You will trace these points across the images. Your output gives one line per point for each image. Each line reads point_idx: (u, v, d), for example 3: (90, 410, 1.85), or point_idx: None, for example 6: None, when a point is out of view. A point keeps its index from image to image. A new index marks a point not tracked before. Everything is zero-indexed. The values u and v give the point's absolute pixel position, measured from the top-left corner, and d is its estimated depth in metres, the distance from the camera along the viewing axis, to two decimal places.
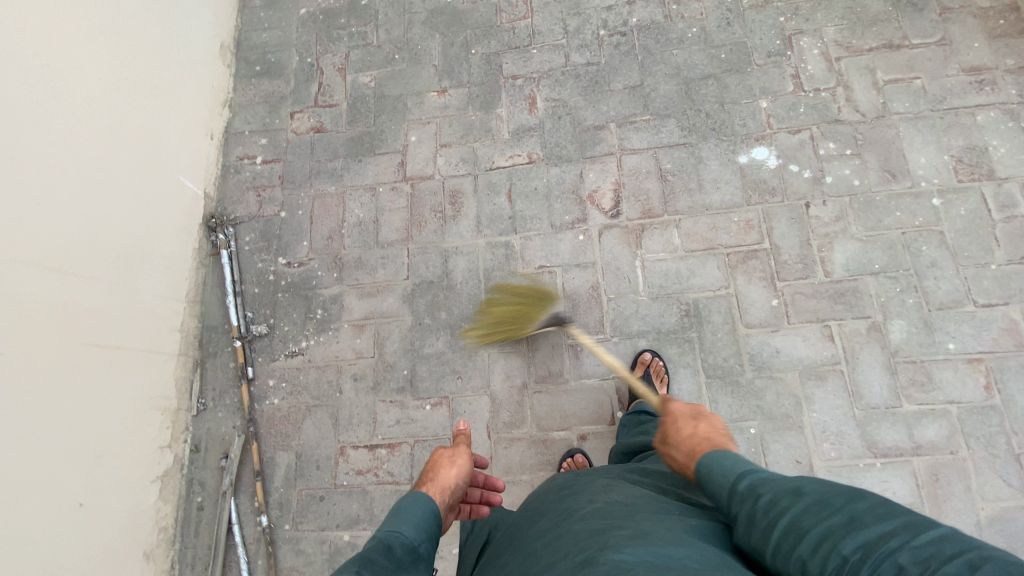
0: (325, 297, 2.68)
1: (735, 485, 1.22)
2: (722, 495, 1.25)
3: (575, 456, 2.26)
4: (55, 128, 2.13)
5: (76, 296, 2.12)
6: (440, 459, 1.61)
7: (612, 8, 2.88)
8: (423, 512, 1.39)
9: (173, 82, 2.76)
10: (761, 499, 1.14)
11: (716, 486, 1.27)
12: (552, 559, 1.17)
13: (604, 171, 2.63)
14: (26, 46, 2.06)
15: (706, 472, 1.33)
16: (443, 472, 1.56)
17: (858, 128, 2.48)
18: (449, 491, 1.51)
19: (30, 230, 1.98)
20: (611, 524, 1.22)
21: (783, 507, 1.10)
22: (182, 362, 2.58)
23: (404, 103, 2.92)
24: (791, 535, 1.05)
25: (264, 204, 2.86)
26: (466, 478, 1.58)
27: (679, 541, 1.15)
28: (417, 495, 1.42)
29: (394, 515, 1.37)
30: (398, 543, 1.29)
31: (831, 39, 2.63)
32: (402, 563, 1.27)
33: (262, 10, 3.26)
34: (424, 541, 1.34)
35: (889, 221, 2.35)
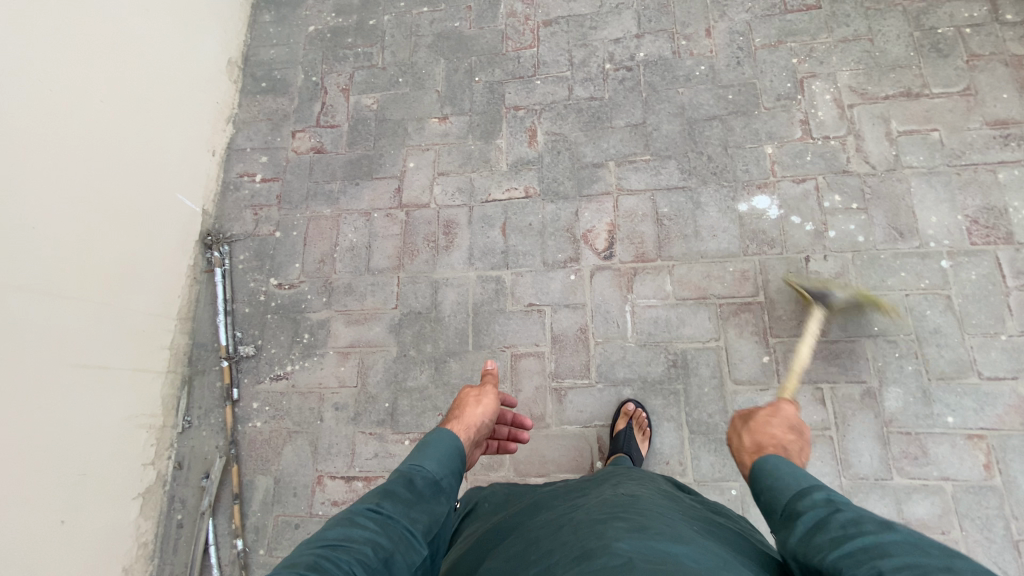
0: (313, 321, 2.67)
1: (813, 491, 1.17)
2: (788, 496, 1.21)
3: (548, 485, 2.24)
4: (54, 149, 2.16)
5: (66, 316, 2.15)
6: (467, 400, 1.68)
7: (620, 41, 2.82)
8: (447, 447, 1.45)
9: (178, 99, 2.78)
10: (843, 513, 1.09)
11: (786, 486, 1.23)
12: (551, 547, 1.22)
13: (600, 211, 2.57)
14: (28, 70, 2.09)
15: (772, 472, 1.29)
16: (469, 412, 1.63)
17: (866, 181, 2.39)
18: (473, 428, 1.59)
19: (22, 252, 2.01)
20: (611, 515, 1.28)
21: (868, 529, 1.04)
22: (170, 379, 2.59)
23: (405, 128, 2.90)
24: (870, 553, 0.99)
25: (261, 223, 2.87)
26: (489, 418, 1.66)
27: (675, 539, 1.19)
28: (443, 432, 1.49)
29: (420, 448, 1.44)
30: (422, 476, 1.36)
31: (844, 85, 2.53)
32: (425, 494, 1.34)
33: (271, 25, 3.28)
34: (447, 475, 1.41)
35: (893, 281, 2.25)
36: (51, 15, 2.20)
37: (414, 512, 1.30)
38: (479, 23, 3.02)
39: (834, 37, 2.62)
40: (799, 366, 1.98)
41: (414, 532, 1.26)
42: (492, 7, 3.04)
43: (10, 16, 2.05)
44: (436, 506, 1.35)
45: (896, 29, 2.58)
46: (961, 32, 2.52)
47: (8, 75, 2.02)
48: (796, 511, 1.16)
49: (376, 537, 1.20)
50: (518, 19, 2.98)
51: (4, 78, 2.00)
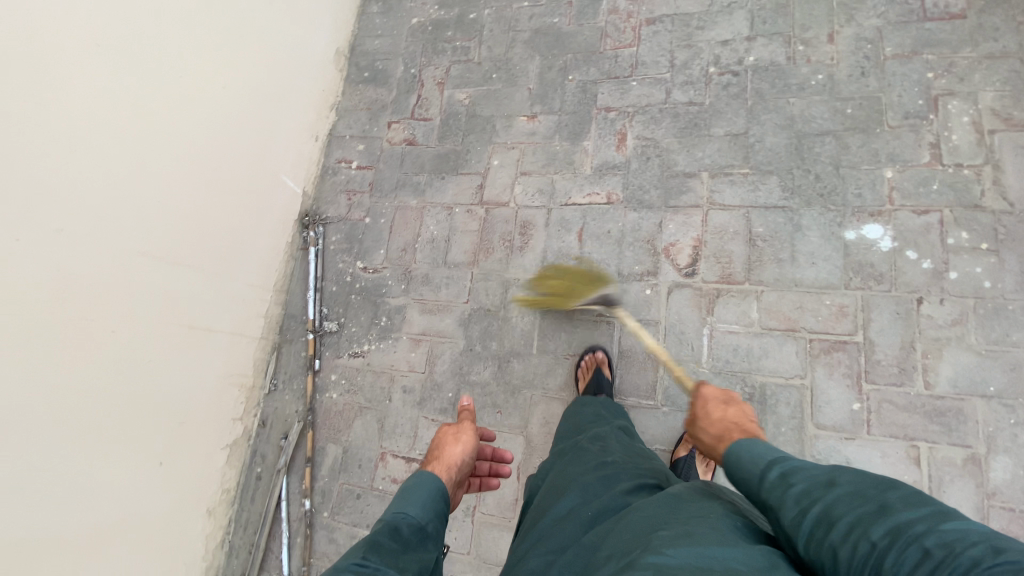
0: (391, 306, 2.81)
1: (765, 472, 1.27)
2: (752, 483, 1.31)
3: (596, 352, 2.35)
4: (182, 133, 2.42)
5: (180, 283, 2.42)
6: (446, 439, 1.76)
7: (728, 43, 2.64)
8: (429, 492, 1.52)
9: (289, 87, 2.99)
10: (793, 485, 1.18)
11: (746, 473, 1.34)
12: (598, 563, 1.28)
13: (686, 225, 2.45)
14: (165, 62, 2.35)
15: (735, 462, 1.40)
16: (448, 451, 1.70)
17: (1003, 218, 2.08)
18: (454, 468, 1.66)
19: (148, 224, 2.29)
20: (653, 524, 1.28)
21: (816, 494, 1.12)
22: (262, 344, 2.85)
23: (494, 124, 2.93)
24: (821, 524, 1.06)
25: (353, 207, 3.05)
26: (469, 454, 1.72)
27: (722, 540, 1.17)
28: (424, 476, 1.56)
29: (403, 495, 1.51)
30: (407, 523, 1.43)
31: (987, 106, 2.21)
32: (411, 541, 1.40)
33: (378, 16, 3.42)
34: (432, 519, 1.48)
35: (1021, 337, 1.96)
36: (187, 10, 2.44)
37: (402, 561, 1.34)
38: (579, 19, 2.95)
39: (986, 47, 2.28)
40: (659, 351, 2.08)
41: None
42: (593, 4, 2.95)
43: (153, 12, 2.30)
44: (423, 552, 1.42)
45: None
46: None
47: (149, 68, 2.28)
48: (763, 499, 1.24)
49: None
50: (619, 16, 2.87)
51: (145, 70, 2.27)
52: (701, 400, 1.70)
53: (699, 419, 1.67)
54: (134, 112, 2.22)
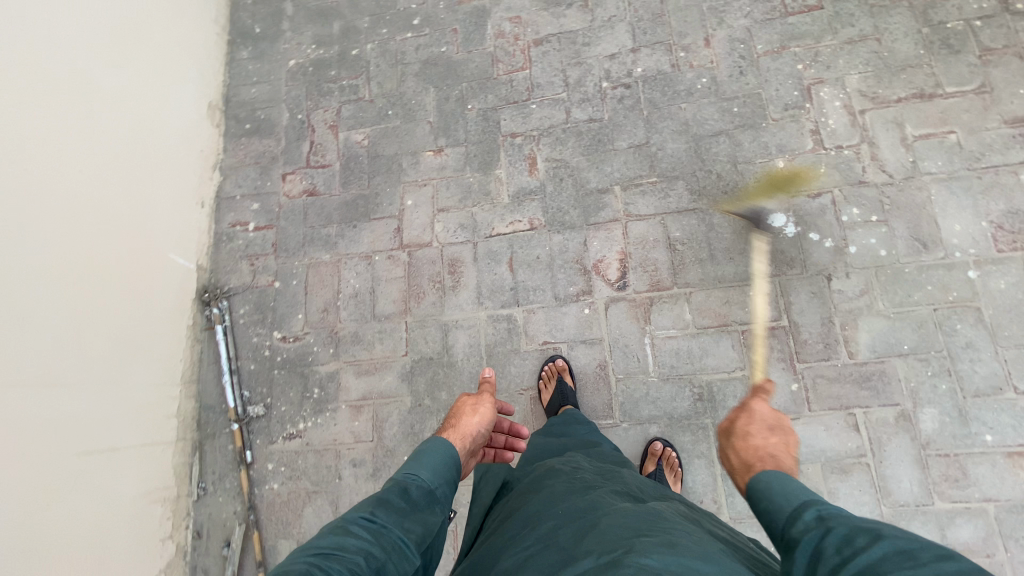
0: (322, 374, 2.58)
1: (803, 511, 1.09)
2: (782, 519, 1.12)
3: (556, 360, 2.35)
4: (38, 231, 2.06)
5: (68, 405, 2.06)
6: (463, 410, 1.75)
7: (615, 57, 2.70)
8: (441, 456, 1.50)
9: (161, 155, 2.67)
10: (834, 531, 1.01)
11: (778, 508, 1.15)
12: (576, 555, 1.23)
13: (609, 240, 2.48)
14: (9, 152, 1.99)
15: (763, 495, 1.20)
16: (465, 421, 1.69)
17: (884, 191, 2.30)
18: (468, 437, 1.64)
19: (18, 348, 1.92)
20: (636, 528, 1.28)
21: (860, 546, 0.95)
22: (180, 447, 2.51)
23: (400, 163, 2.79)
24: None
25: (259, 273, 2.77)
26: (486, 426, 1.71)
27: (703, 556, 1.19)
28: (437, 441, 1.54)
29: (415, 458, 1.49)
30: (416, 486, 1.42)
31: (854, 89, 2.43)
32: (419, 503, 1.39)
33: (249, 62, 3.15)
34: (442, 484, 1.45)
35: (920, 296, 2.18)
36: (20, 87, 2.07)
37: (408, 522, 1.34)
38: (467, 46, 2.89)
39: (839, 38, 2.51)
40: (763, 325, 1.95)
41: (407, 542, 1.29)
42: (478, 29, 2.91)
43: None
44: (430, 515, 1.38)
45: (904, 26, 2.47)
46: (971, 26, 2.41)
47: None
48: (791, 538, 1.08)
49: (369, 546, 1.23)
50: (507, 39, 2.85)
51: None
52: (748, 415, 1.42)
53: (734, 435, 1.39)
54: None
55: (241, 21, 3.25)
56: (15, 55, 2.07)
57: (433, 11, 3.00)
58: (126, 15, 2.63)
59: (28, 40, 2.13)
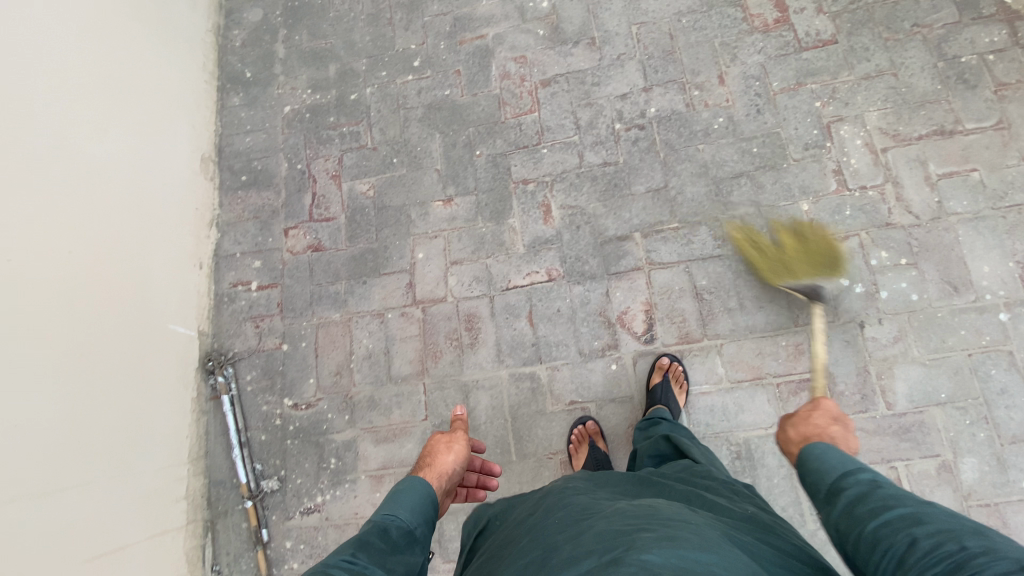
0: (337, 443, 2.46)
1: (858, 471, 1.26)
2: (834, 476, 1.29)
3: (587, 423, 2.27)
4: (17, 325, 1.89)
5: (70, 510, 1.92)
6: (437, 448, 1.75)
7: (627, 97, 2.62)
8: (418, 496, 1.50)
9: (150, 222, 2.52)
10: (886, 489, 1.18)
11: (829, 469, 1.31)
12: (576, 555, 1.19)
13: (633, 290, 2.40)
14: None
15: (819, 459, 1.36)
16: (440, 459, 1.69)
17: (912, 233, 2.25)
18: (445, 476, 1.65)
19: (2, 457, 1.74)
20: (634, 525, 1.23)
21: (906, 502, 1.12)
22: (192, 530, 2.37)
23: (408, 214, 2.68)
24: (905, 518, 1.08)
25: (265, 336, 2.64)
26: (460, 464, 1.72)
27: (703, 546, 1.14)
28: (416, 480, 1.55)
29: (392, 498, 1.48)
30: (396, 526, 1.40)
31: (874, 126, 2.38)
32: (399, 545, 1.37)
33: (242, 109, 3.01)
34: (421, 523, 1.45)
35: (953, 342, 2.13)
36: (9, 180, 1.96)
37: (389, 562, 1.31)
38: (471, 89, 2.79)
39: (856, 74, 2.46)
40: (818, 364, 2.02)
41: None
42: (481, 70, 2.80)
43: None
44: (411, 556, 1.38)
45: (920, 60, 2.42)
46: (986, 59, 2.37)
47: None
48: (840, 489, 1.25)
49: None
50: (512, 81, 2.76)
51: None
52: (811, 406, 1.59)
53: (796, 418, 1.58)
54: None
55: (231, 65, 3.11)
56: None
57: (434, 52, 2.89)
58: (106, 72, 2.48)
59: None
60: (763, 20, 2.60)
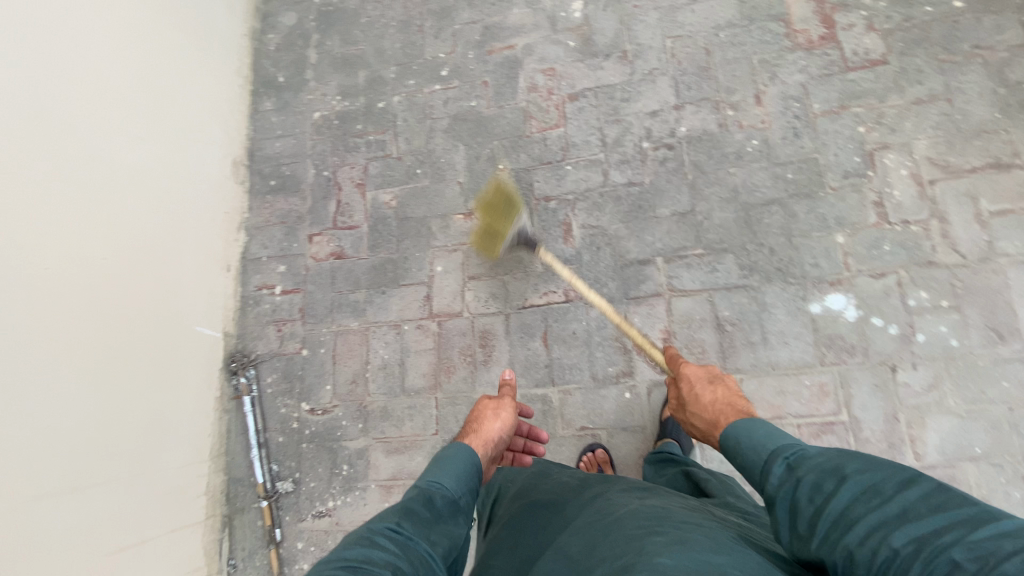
0: (350, 451, 2.52)
1: (774, 460, 1.28)
2: (759, 471, 1.31)
3: (596, 451, 2.24)
4: (45, 333, 1.97)
5: (98, 505, 2.04)
6: (485, 413, 1.68)
7: (657, 114, 2.53)
8: (465, 465, 1.44)
9: (183, 228, 2.61)
10: (804, 478, 1.19)
11: (752, 464, 1.34)
12: (590, 563, 1.20)
13: (651, 316, 2.34)
14: (34, 259, 1.97)
15: (742, 454, 1.38)
16: (487, 425, 1.63)
17: (956, 273, 2.10)
18: (491, 443, 1.59)
19: (23, 459, 1.83)
20: (647, 528, 1.23)
21: (828, 492, 1.13)
22: (210, 524, 2.48)
23: (428, 226, 2.68)
24: (842, 526, 1.07)
25: (286, 340, 2.71)
26: (507, 432, 1.66)
27: (715, 549, 1.15)
28: (461, 448, 1.48)
29: (437, 465, 1.43)
30: (440, 495, 1.35)
31: (922, 156, 2.23)
32: (443, 514, 1.33)
33: (274, 114, 3.07)
34: (465, 493, 1.40)
35: (994, 394, 2.00)
36: (49, 192, 2.06)
37: (433, 534, 1.29)
38: (498, 101, 2.75)
39: (905, 98, 2.30)
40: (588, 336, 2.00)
41: (433, 554, 1.24)
42: (509, 81, 2.76)
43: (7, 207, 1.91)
44: (454, 527, 1.34)
45: (977, 85, 2.24)
46: None
47: (17, 275, 1.91)
48: (770, 492, 1.25)
49: (397, 559, 1.16)
50: (540, 94, 2.70)
51: (14, 280, 1.89)
52: (685, 381, 1.72)
53: (688, 403, 1.69)
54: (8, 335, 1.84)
55: (265, 69, 3.17)
56: (38, 157, 2.05)
57: (462, 61, 2.86)
58: (144, 80, 2.56)
59: (28, 130, 2.03)
60: (807, 37, 2.46)
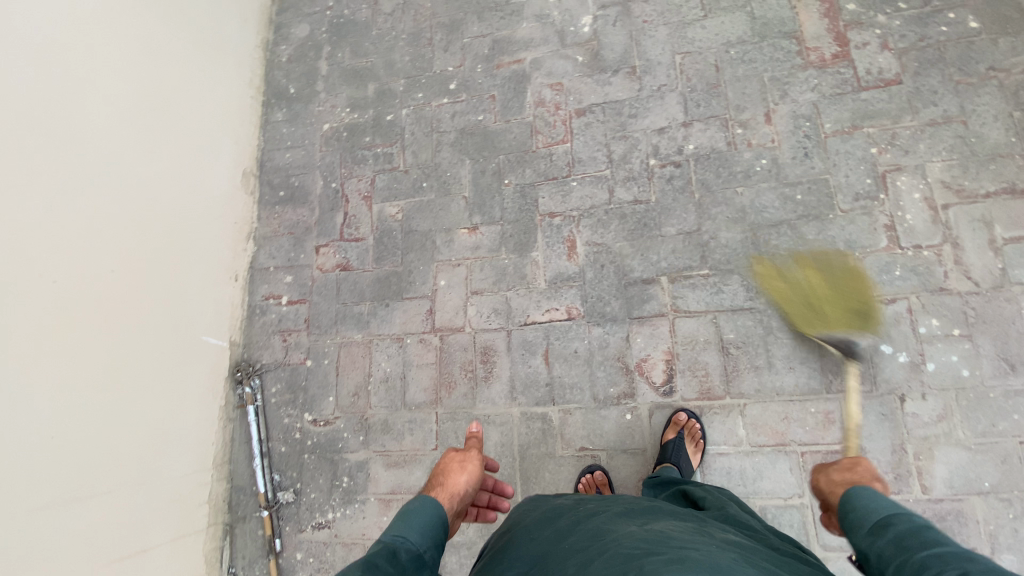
0: (351, 463, 2.53)
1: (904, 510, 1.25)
2: (878, 514, 1.27)
3: (595, 473, 2.21)
4: (51, 349, 2.00)
5: (102, 513, 2.08)
6: (451, 465, 1.71)
7: (664, 131, 2.50)
8: (429, 519, 1.45)
9: (191, 239, 2.66)
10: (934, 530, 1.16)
11: (874, 505, 1.31)
12: None
13: (654, 336, 2.31)
14: (44, 272, 2.02)
15: (863, 496, 1.35)
16: (453, 478, 1.65)
17: (968, 301, 2.05)
18: (457, 497, 1.60)
19: (28, 470, 1.87)
20: (644, 550, 1.21)
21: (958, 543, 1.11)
22: (212, 532, 2.51)
23: (433, 240, 2.69)
24: (960, 557, 1.06)
25: (291, 350, 2.73)
26: (473, 484, 1.67)
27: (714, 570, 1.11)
28: (426, 501, 1.50)
29: (403, 519, 1.44)
30: (405, 549, 1.35)
31: (935, 179, 2.17)
32: (408, 568, 1.32)
33: (284, 125, 3.11)
34: (430, 548, 1.40)
35: (1005, 427, 1.94)
36: (60, 205, 2.11)
37: None
38: (505, 115, 2.75)
39: (920, 119, 2.24)
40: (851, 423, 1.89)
41: None
42: (517, 96, 2.76)
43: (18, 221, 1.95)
44: None
45: (993, 108, 2.19)
46: None
47: (28, 288, 1.95)
48: (886, 526, 1.23)
49: None
50: (547, 108, 2.69)
51: (24, 293, 1.94)
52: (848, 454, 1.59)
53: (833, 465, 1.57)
54: (18, 346, 1.89)
55: (277, 80, 3.21)
56: (52, 172, 2.10)
57: (470, 75, 2.86)
58: (156, 92, 2.60)
59: (40, 148, 2.07)
60: (820, 54, 2.41)
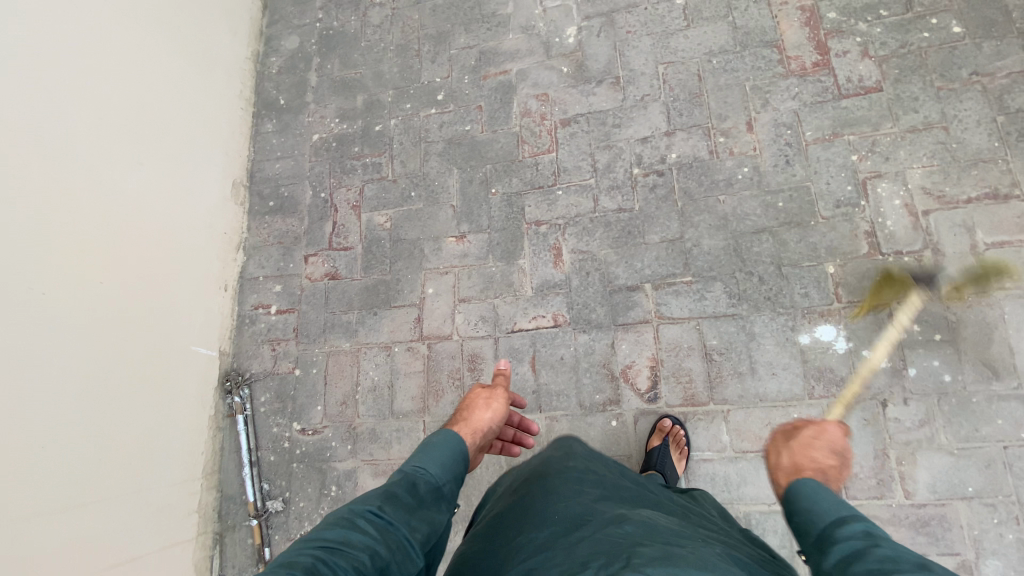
0: (339, 472, 2.54)
1: (850, 520, 1.10)
2: (826, 521, 1.13)
3: None
4: (38, 359, 2.00)
5: (91, 523, 2.09)
6: (476, 401, 1.64)
7: (648, 140, 2.53)
8: (451, 452, 1.42)
9: (181, 248, 2.68)
10: (881, 546, 1.01)
11: (822, 512, 1.16)
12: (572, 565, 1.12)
13: (639, 343, 2.33)
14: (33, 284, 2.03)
15: (808, 499, 1.21)
16: (477, 415, 1.60)
17: (949, 306, 2.07)
18: (480, 433, 1.55)
19: (17, 480, 1.87)
20: (631, 540, 1.16)
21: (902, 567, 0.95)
22: (201, 541, 2.52)
23: (421, 249, 2.71)
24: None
25: (279, 359, 2.75)
26: (498, 421, 1.62)
27: (700, 566, 1.07)
28: (449, 435, 1.46)
29: (425, 449, 1.42)
30: (425, 481, 1.34)
31: (916, 185, 2.20)
32: (426, 500, 1.31)
33: (274, 135, 3.14)
34: (449, 481, 1.37)
35: (988, 431, 1.95)
36: (49, 218, 2.12)
37: (414, 519, 1.25)
38: (491, 125, 2.78)
39: (900, 126, 2.27)
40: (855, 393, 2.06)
41: (412, 542, 1.20)
42: (503, 106, 2.79)
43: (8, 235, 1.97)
44: (436, 512, 1.30)
45: (976, 113, 2.21)
46: None
47: (17, 301, 1.97)
48: (827, 540, 1.09)
49: (375, 543, 1.14)
50: (533, 118, 2.72)
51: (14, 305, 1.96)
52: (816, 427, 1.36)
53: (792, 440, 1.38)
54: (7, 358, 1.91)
55: (267, 92, 3.25)
56: (41, 185, 2.12)
57: (458, 86, 2.90)
58: (147, 105, 2.63)
59: (28, 162, 2.09)
60: (800, 63, 2.45)
